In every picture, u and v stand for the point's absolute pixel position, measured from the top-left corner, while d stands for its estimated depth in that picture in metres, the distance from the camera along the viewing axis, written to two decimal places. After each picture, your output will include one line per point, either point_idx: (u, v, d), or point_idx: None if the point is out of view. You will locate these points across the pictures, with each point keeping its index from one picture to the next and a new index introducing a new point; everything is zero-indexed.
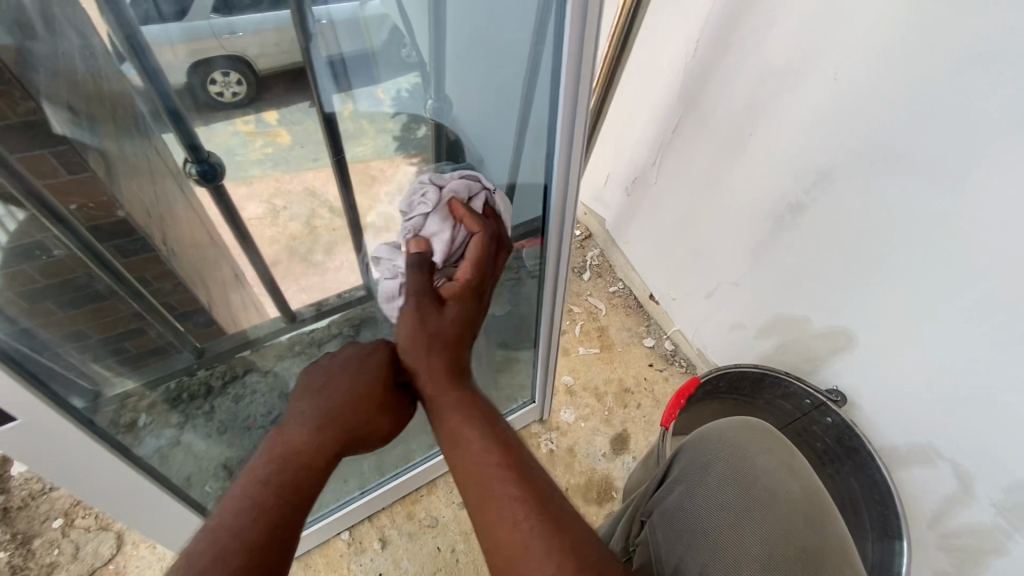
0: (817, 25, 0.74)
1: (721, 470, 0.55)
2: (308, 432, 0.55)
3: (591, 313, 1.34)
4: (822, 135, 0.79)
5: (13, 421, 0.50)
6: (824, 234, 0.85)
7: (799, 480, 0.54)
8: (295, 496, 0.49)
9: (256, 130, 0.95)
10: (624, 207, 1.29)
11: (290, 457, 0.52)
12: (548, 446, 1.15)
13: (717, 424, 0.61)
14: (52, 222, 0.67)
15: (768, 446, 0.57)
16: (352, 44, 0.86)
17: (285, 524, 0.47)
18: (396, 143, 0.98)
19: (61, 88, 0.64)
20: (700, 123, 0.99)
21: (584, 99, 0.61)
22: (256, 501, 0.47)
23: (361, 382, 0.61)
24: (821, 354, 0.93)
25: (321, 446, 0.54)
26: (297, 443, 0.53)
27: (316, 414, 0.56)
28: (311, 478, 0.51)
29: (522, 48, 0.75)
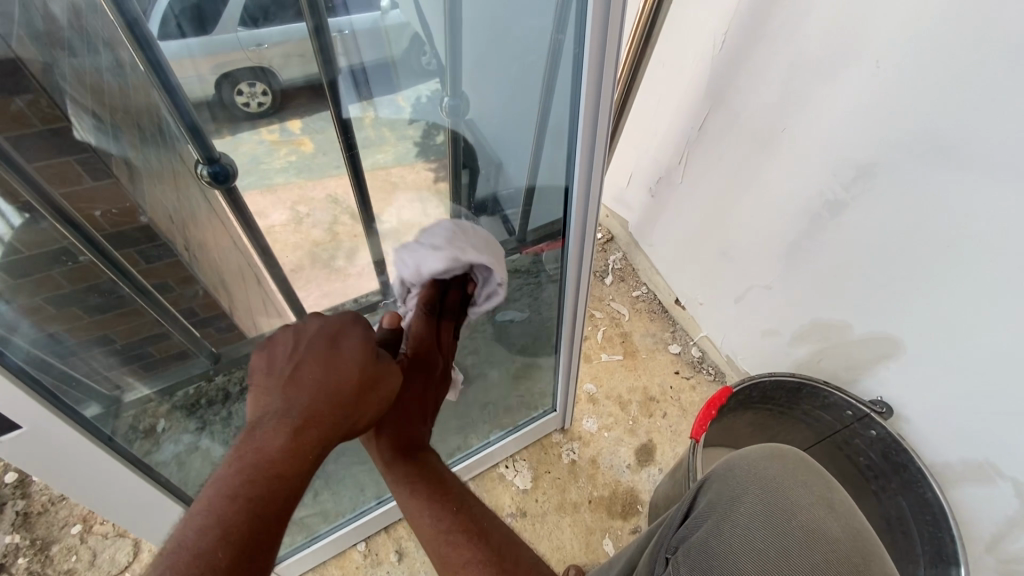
0: (858, 10, 0.69)
1: (749, 505, 0.47)
2: (286, 434, 0.47)
3: (614, 318, 1.30)
4: (863, 129, 0.74)
5: (18, 430, 0.48)
6: (867, 234, 0.79)
7: (843, 517, 0.46)
8: (263, 516, 0.41)
9: (280, 139, 0.89)
10: (647, 208, 1.25)
11: (259, 471, 0.43)
12: (570, 456, 1.11)
13: (744, 454, 0.53)
14: (71, 230, 0.65)
15: (803, 479, 0.49)
16: (372, 53, 0.89)
17: (257, 545, 0.40)
18: (417, 150, 0.99)
19: (81, 94, 0.62)
20: (729, 119, 0.94)
21: (607, 93, 0.57)
22: (221, 521, 0.39)
23: (333, 372, 0.52)
24: (862, 362, 0.87)
25: (295, 453, 0.46)
26: (271, 450, 0.45)
27: (290, 410, 0.48)
28: (285, 494, 0.44)
29: (540, 43, 0.72)
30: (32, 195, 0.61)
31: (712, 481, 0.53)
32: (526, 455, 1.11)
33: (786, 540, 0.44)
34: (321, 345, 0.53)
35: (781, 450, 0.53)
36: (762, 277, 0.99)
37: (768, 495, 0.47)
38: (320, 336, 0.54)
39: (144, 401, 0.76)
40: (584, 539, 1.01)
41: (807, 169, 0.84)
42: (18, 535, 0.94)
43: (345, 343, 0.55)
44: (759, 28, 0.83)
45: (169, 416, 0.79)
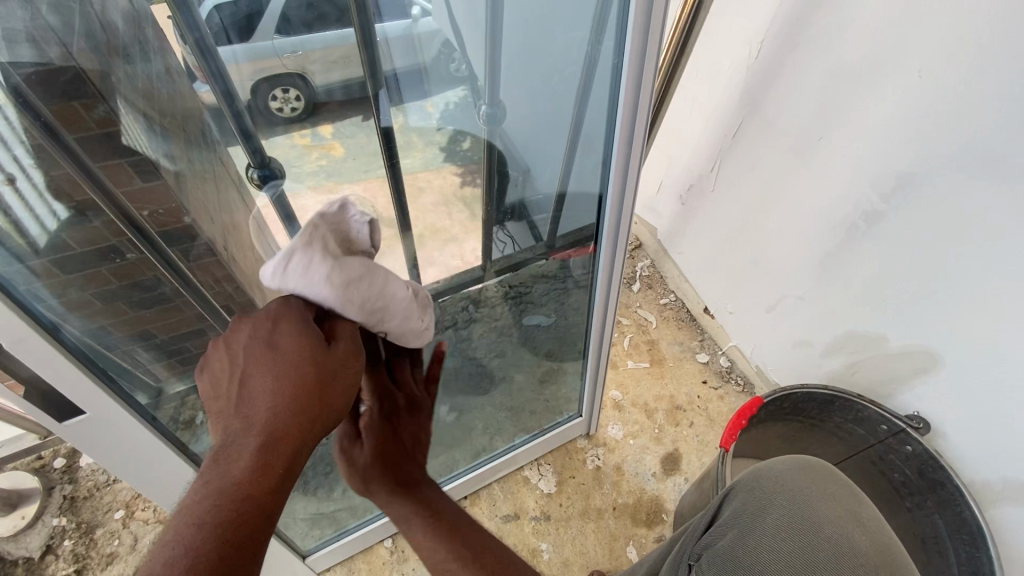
0: (897, 21, 0.69)
1: (776, 516, 0.47)
2: (249, 455, 0.44)
3: (641, 325, 1.30)
4: (901, 138, 0.73)
5: (82, 414, 0.51)
6: (907, 246, 0.77)
7: (873, 535, 0.45)
8: (231, 539, 0.41)
9: (312, 143, 0.93)
10: (677, 216, 1.25)
11: (226, 492, 0.42)
12: (594, 462, 1.11)
13: (774, 467, 0.53)
14: (128, 228, 0.62)
15: (832, 493, 0.48)
16: (404, 59, 0.90)
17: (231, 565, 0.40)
18: (443, 155, 1.03)
19: (134, 95, 0.63)
20: (763, 128, 0.94)
21: (644, 104, 0.58)
22: (190, 543, 0.40)
23: (274, 395, 0.46)
24: (898, 375, 0.85)
25: (262, 470, 0.44)
26: (235, 475, 0.43)
27: (250, 425, 0.45)
28: (256, 512, 0.43)
29: (572, 53, 0.74)
30: (97, 190, 0.57)
31: (740, 490, 0.53)
32: (550, 459, 1.12)
33: (812, 553, 0.43)
34: (256, 353, 0.47)
35: (812, 465, 0.52)
36: (795, 287, 0.98)
37: (798, 510, 0.46)
38: (248, 360, 0.47)
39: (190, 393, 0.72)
40: (607, 546, 1.01)
41: (841, 178, 0.83)
42: (66, 518, 0.98)
43: (270, 353, 0.47)
44: (795, 37, 0.83)
45: None
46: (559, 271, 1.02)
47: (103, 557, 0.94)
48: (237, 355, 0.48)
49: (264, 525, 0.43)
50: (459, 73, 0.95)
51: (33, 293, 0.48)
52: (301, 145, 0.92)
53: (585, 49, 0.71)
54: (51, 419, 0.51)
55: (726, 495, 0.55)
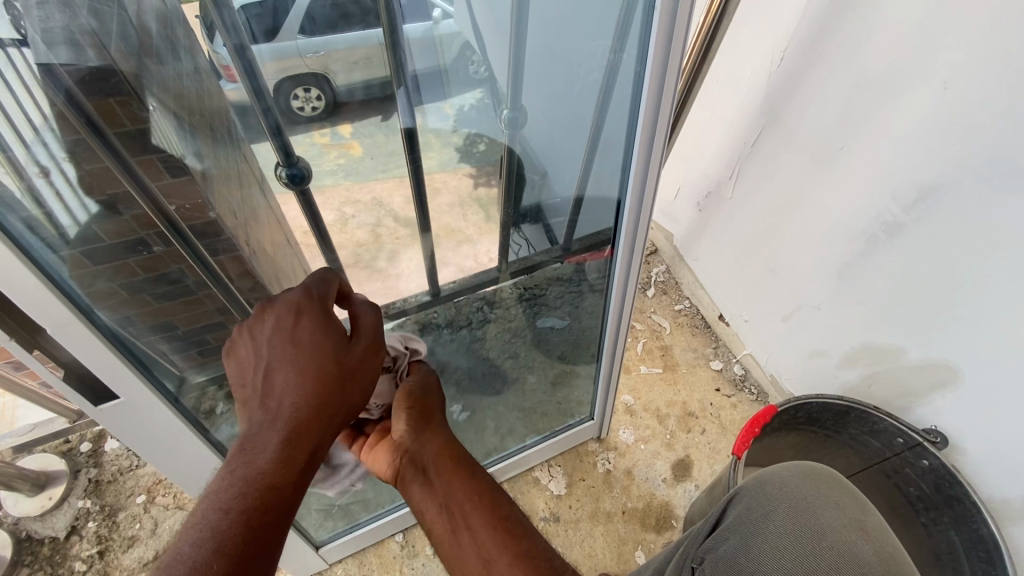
0: (922, 33, 0.69)
1: (779, 522, 0.46)
2: (277, 440, 0.46)
3: (654, 331, 1.30)
4: (926, 147, 0.73)
5: (115, 399, 0.54)
6: (926, 258, 0.77)
7: (878, 545, 0.44)
8: (257, 522, 0.42)
9: (330, 143, 0.93)
10: (694, 222, 1.25)
11: (252, 478, 0.43)
12: (605, 466, 1.11)
13: (779, 473, 0.52)
14: (161, 221, 0.64)
15: (834, 500, 0.48)
16: (425, 62, 0.86)
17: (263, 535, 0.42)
18: (459, 155, 1.04)
19: (165, 95, 0.66)
20: (785, 136, 0.94)
21: (665, 115, 0.59)
22: (226, 510, 0.41)
23: (300, 385, 0.48)
24: (917, 389, 0.84)
25: (288, 454, 0.46)
26: (265, 460, 0.45)
27: (273, 415, 0.47)
28: (281, 495, 0.44)
29: (590, 61, 0.75)
30: (133, 184, 0.60)
31: (744, 495, 0.52)
32: (561, 461, 1.12)
33: (814, 560, 0.43)
34: (282, 341, 0.50)
35: (817, 472, 0.52)
36: (812, 297, 0.98)
37: (799, 513, 0.46)
38: (269, 353, 0.49)
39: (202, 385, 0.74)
40: (616, 549, 1.01)
41: (863, 186, 0.83)
42: (90, 500, 1.02)
43: (292, 349, 0.49)
44: (820, 45, 0.83)
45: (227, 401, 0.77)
46: (573, 275, 1.04)
47: (125, 540, 0.97)
48: (256, 345, 0.50)
49: (289, 506, 0.44)
50: (476, 75, 0.92)
51: (76, 280, 0.50)
52: (320, 144, 0.91)
53: (606, 61, 0.71)
54: (86, 403, 0.53)
55: (732, 499, 0.55)
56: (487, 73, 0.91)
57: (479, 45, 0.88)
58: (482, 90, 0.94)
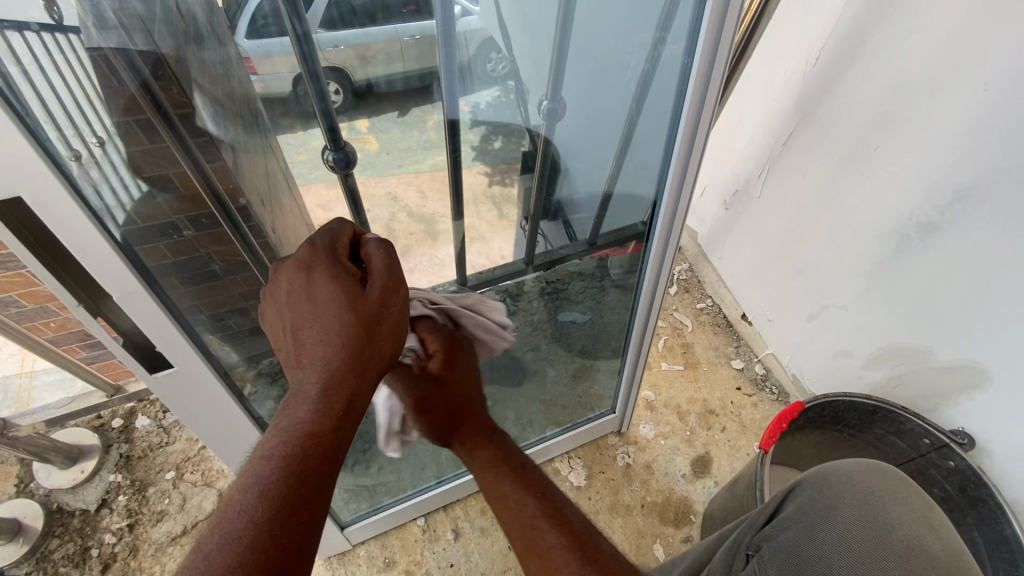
0: (963, 34, 0.69)
1: (846, 514, 0.47)
2: (311, 395, 0.42)
3: (676, 328, 1.30)
4: (965, 148, 0.73)
5: (170, 368, 0.56)
6: (960, 259, 0.76)
7: (946, 542, 0.45)
8: (298, 474, 0.39)
9: (350, 137, 0.81)
10: (719, 221, 1.26)
11: (293, 434, 0.41)
12: (624, 459, 1.12)
13: (844, 467, 0.53)
14: (210, 200, 0.66)
15: (903, 498, 0.48)
16: (448, 59, 0.77)
17: (307, 491, 0.39)
18: (475, 153, 0.95)
19: (208, 79, 0.67)
20: (818, 134, 0.94)
21: (707, 110, 0.59)
22: (265, 470, 0.39)
23: (321, 339, 0.44)
24: (943, 391, 0.84)
25: (324, 407, 0.42)
26: (299, 416, 0.42)
27: (306, 371, 0.44)
28: (321, 448, 0.41)
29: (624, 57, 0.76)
30: (186, 159, 0.62)
31: (806, 486, 0.53)
32: (581, 454, 1.13)
33: (883, 553, 0.43)
34: (296, 304, 0.46)
35: (881, 468, 0.53)
36: (839, 297, 0.98)
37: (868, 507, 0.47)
38: (294, 307, 0.46)
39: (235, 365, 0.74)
40: (634, 542, 1.02)
41: (897, 185, 0.82)
42: (121, 474, 1.04)
43: (310, 305, 0.45)
44: (859, 42, 0.83)
45: (255, 381, 0.78)
46: (596, 270, 1.05)
47: (154, 514, 1.00)
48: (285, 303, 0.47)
49: (328, 457, 0.41)
50: (495, 71, 0.86)
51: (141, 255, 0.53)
52: None
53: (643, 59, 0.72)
54: (142, 371, 0.55)
55: (786, 492, 0.56)
56: (508, 70, 0.86)
57: (507, 43, 0.83)
58: (501, 87, 0.88)
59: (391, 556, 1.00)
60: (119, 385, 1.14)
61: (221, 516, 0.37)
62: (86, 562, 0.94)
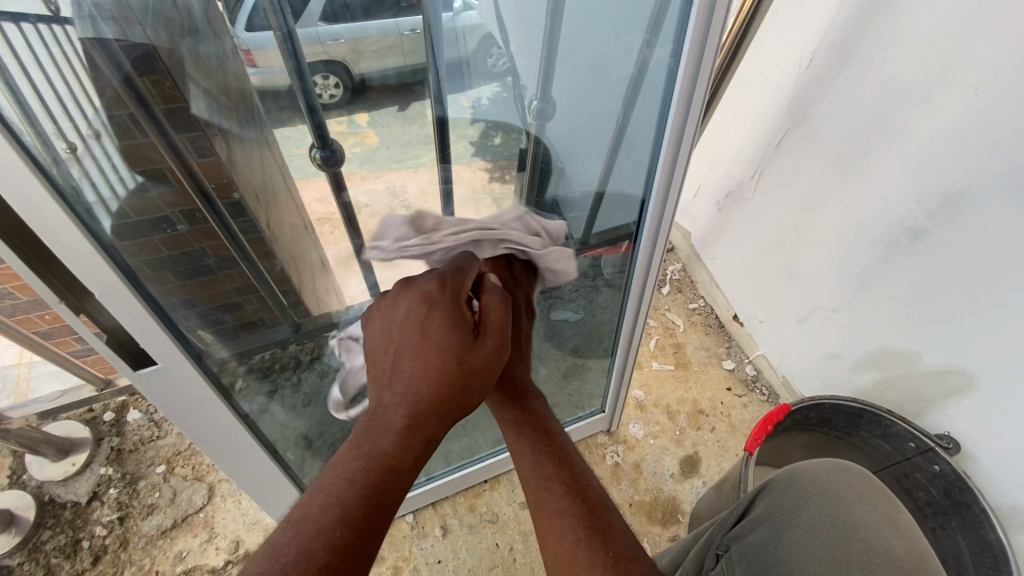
0: (952, 41, 0.69)
1: (812, 512, 0.48)
2: (397, 427, 0.47)
3: (668, 328, 1.30)
4: (955, 155, 0.73)
5: (155, 365, 0.56)
6: (947, 264, 0.77)
7: (908, 541, 0.46)
8: (377, 498, 0.43)
9: (345, 132, 0.75)
10: (712, 221, 1.26)
11: (377, 456, 0.45)
12: (613, 458, 1.13)
13: (811, 466, 0.55)
14: (199, 198, 0.66)
15: (869, 497, 0.49)
16: (450, 51, 0.80)
17: (380, 514, 0.42)
18: (474, 150, 0.88)
19: (198, 73, 0.67)
20: (811, 136, 0.94)
21: (695, 113, 0.59)
22: (348, 484, 0.43)
23: (423, 371, 0.49)
24: (930, 395, 0.85)
25: (407, 439, 0.47)
26: (386, 440, 0.46)
27: (400, 401, 0.49)
28: (393, 478, 0.45)
29: (614, 58, 0.76)
30: (173, 157, 0.61)
31: (775, 485, 0.55)
32: None
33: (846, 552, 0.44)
34: (415, 337, 0.51)
35: (847, 467, 0.54)
36: (828, 300, 0.98)
37: (832, 505, 0.48)
38: (404, 335, 0.52)
39: (227, 362, 0.74)
40: None
41: (889, 188, 0.82)
42: (112, 467, 1.05)
43: (418, 340, 0.51)
44: (853, 43, 0.82)
45: (246, 377, 0.79)
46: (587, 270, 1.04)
47: (144, 507, 1.00)
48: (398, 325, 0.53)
49: (400, 489, 0.45)
50: (495, 68, 0.87)
51: (124, 253, 0.53)
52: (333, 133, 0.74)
53: (632, 62, 0.72)
54: (127, 367, 0.56)
55: (757, 494, 0.57)
56: (506, 68, 0.87)
57: (504, 35, 0.86)
58: (498, 84, 0.87)
59: (380, 551, 1.01)
60: (111, 378, 1.15)
61: (301, 523, 0.40)
62: (76, 554, 0.95)
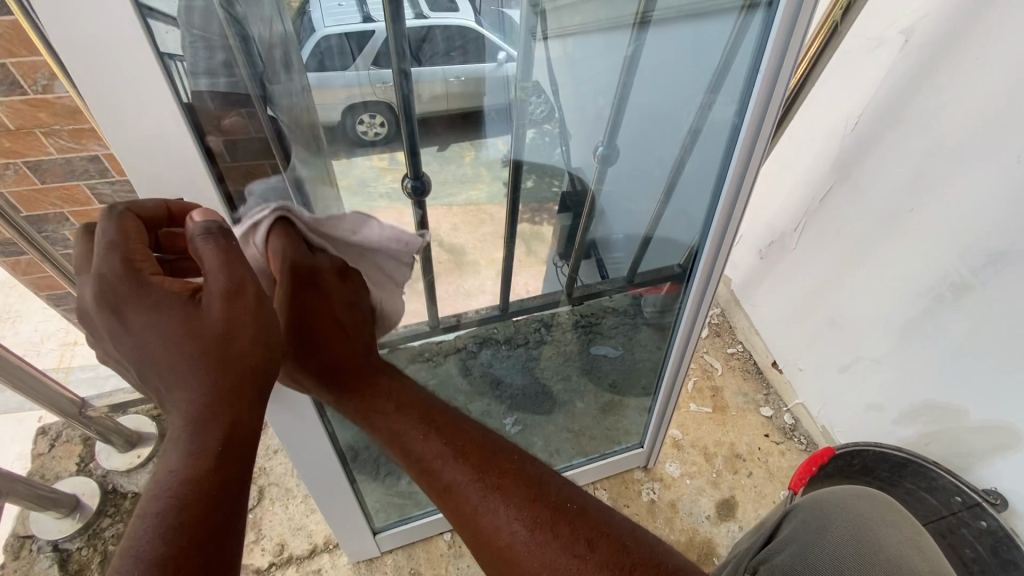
0: (996, 113, 0.75)
1: (836, 533, 0.51)
2: (184, 432, 0.38)
3: (706, 371, 1.33)
4: (999, 217, 0.77)
5: None
6: (990, 319, 0.80)
7: (931, 563, 0.50)
8: (192, 526, 0.36)
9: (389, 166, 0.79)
10: (754, 269, 1.30)
11: (166, 483, 0.37)
12: (649, 495, 1.14)
13: (838, 493, 0.59)
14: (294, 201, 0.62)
15: (893, 519, 0.55)
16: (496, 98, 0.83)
17: (195, 541, 0.36)
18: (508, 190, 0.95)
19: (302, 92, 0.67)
20: (856, 192, 0.99)
21: (755, 164, 0.66)
22: (147, 524, 0.36)
23: (174, 379, 0.39)
24: (975, 449, 0.85)
25: (201, 441, 0.38)
26: (171, 461, 0.37)
27: (174, 406, 0.39)
28: (204, 488, 0.38)
29: (672, 112, 0.83)
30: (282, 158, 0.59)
31: (800, 510, 0.58)
32: (606, 485, 1.16)
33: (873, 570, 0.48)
34: (103, 316, 0.38)
35: (874, 495, 0.58)
36: (871, 350, 1.00)
37: (858, 527, 0.52)
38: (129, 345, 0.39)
39: None
40: None
41: (936, 242, 0.86)
42: None
43: (137, 344, 0.38)
44: (897, 107, 0.89)
45: None
46: (631, 308, 1.10)
47: None
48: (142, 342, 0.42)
49: (214, 505, 0.38)
50: (536, 114, 0.89)
51: None
52: (378, 167, 0.78)
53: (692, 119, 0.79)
54: None
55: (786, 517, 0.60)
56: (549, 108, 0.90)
57: (552, 90, 0.89)
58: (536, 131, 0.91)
59: (418, 567, 1.03)
60: None
61: None
62: None
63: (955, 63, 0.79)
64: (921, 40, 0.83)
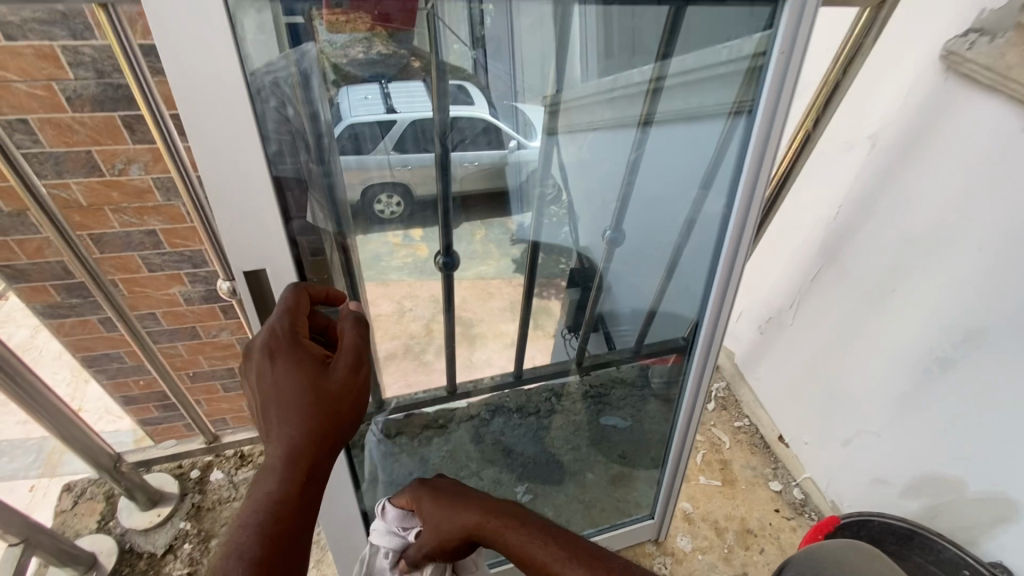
0: (954, 207, 0.85)
1: None
2: (282, 457, 0.52)
3: (714, 444, 1.36)
4: (970, 297, 0.84)
5: None
6: (976, 392, 0.85)
7: None
8: (276, 535, 0.50)
9: (403, 242, 0.85)
10: (755, 343, 1.37)
11: (268, 497, 0.51)
12: (661, 570, 1.13)
13: None
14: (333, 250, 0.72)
15: None
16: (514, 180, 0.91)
17: (278, 546, 0.49)
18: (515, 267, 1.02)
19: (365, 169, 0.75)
20: (843, 273, 1.07)
21: (744, 246, 0.75)
22: (249, 526, 0.50)
23: (293, 418, 0.52)
24: (980, 522, 0.87)
25: (292, 470, 0.52)
26: (273, 480, 0.51)
27: (286, 435, 0.53)
28: (288, 507, 0.51)
29: (666, 202, 0.94)
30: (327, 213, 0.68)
31: None
32: None
33: None
34: (265, 361, 0.53)
35: None
36: (871, 423, 1.05)
37: None
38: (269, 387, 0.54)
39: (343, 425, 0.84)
40: None
41: (918, 320, 0.93)
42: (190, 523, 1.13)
43: (278, 384, 0.52)
44: (870, 199, 0.99)
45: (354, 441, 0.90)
46: (638, 379, 1.16)
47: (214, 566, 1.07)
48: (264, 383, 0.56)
49: (292, 520, 0.51)
50: (547, 197, 0.98)
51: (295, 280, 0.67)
52: (392, 243, 0.84)
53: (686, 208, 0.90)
54: None
55: None
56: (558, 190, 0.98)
57: (563, 175, 0.97)
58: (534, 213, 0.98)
59: None
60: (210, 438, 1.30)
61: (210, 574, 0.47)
62: None
63: (919, 162, 0.90)
64: (883, 144, 0.95)
